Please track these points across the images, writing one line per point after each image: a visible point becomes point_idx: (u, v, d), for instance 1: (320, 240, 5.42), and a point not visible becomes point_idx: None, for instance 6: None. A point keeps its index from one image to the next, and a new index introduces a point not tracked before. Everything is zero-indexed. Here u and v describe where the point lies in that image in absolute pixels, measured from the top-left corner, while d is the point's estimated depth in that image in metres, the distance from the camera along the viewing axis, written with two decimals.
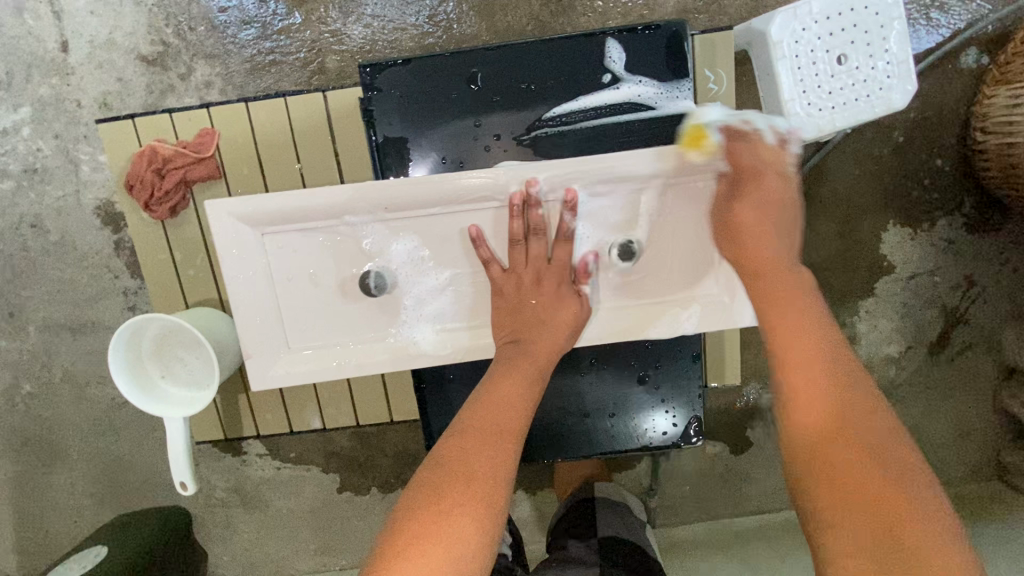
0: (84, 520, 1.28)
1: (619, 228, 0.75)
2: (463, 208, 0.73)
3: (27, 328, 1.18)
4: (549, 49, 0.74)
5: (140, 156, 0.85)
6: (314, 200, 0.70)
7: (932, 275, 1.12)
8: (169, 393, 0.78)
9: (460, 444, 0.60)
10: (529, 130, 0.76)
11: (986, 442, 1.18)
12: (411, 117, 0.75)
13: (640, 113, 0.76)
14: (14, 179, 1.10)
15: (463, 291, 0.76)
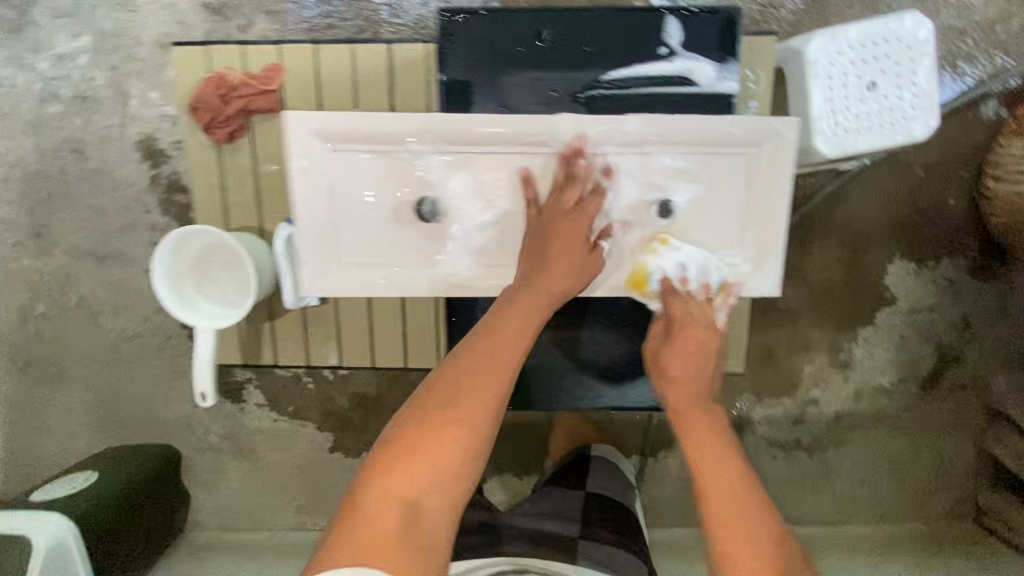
0: (76, 447, 1.30)
1: (658, 187, 0.80)
2: (520, 151, 0.78)
3: (52, 250, 1.21)
4: (614, 18, 0.80)
5: (210, 81, 0.91)
6: (386, 125, 0.76)
7: (930, 312, 1.15)
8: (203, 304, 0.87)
9: (454, 383, 0.73)
10: (586, 90, 0.81)
11: (966, 482, 1.21)
12: (478, 63, 0.80)
13: (690, 87, 0.81)
14: (64, 103, 1.13)
15: (509, 229, 0.81)
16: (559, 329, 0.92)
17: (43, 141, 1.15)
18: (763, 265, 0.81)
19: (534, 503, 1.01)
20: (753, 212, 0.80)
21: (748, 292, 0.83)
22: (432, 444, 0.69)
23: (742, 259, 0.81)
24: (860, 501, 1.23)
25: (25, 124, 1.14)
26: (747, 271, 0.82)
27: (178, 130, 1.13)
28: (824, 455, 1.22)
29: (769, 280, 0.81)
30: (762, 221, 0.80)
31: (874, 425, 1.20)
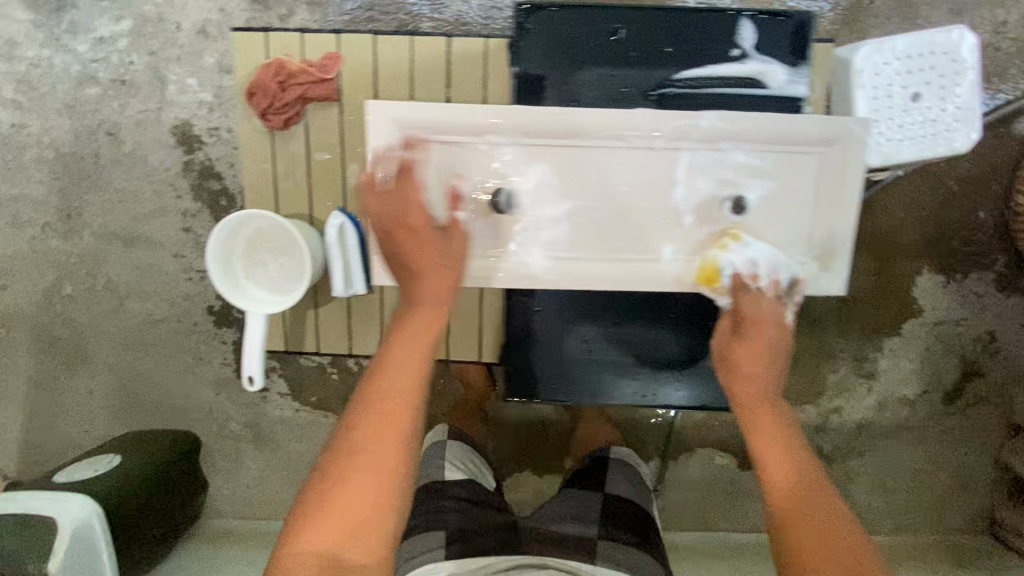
0: (95, 431, 1.30)
1: (731, 183, 0.80)
2: (599, 144, 0.79)
3: (81, 232, 1.21)
4: (689, 19, 0.82)
5: (268, 67, 0.95)
6: (465, 115, 0.77)
7: (956, 324, 1.16)
8: (251, 290, 0.89)
9: (351, 426, 0.71)
10: (658, 87, 0.82)
11: (984, 495, 1.22)
12: (554, 58, 0.81)
13: (761, 89, 0.83)
14: (101, 86, 1.14)
15: (580, 221, 0.81)
16: (619, 327, 0.91)
17: (78, 123, 1.15)
18: (833, 266, 0.81)
19: (552, 507, 0.98)
20: (824, 213, 0.81)
21: (815, 293, 0.83)
22: (338, 493, 0.67)
23: (811, 259, 0.82)
24: (877, 511, 1.24)
25: (62, 106, 1.15)
26: (816, 271, 0.82)
27: (214, 116, 1.14)
28: (845, 464, 1.22)
29: (838, 281, 0.82)
30: (834, 222, 0.80)
31: (895, 436, 1.21)
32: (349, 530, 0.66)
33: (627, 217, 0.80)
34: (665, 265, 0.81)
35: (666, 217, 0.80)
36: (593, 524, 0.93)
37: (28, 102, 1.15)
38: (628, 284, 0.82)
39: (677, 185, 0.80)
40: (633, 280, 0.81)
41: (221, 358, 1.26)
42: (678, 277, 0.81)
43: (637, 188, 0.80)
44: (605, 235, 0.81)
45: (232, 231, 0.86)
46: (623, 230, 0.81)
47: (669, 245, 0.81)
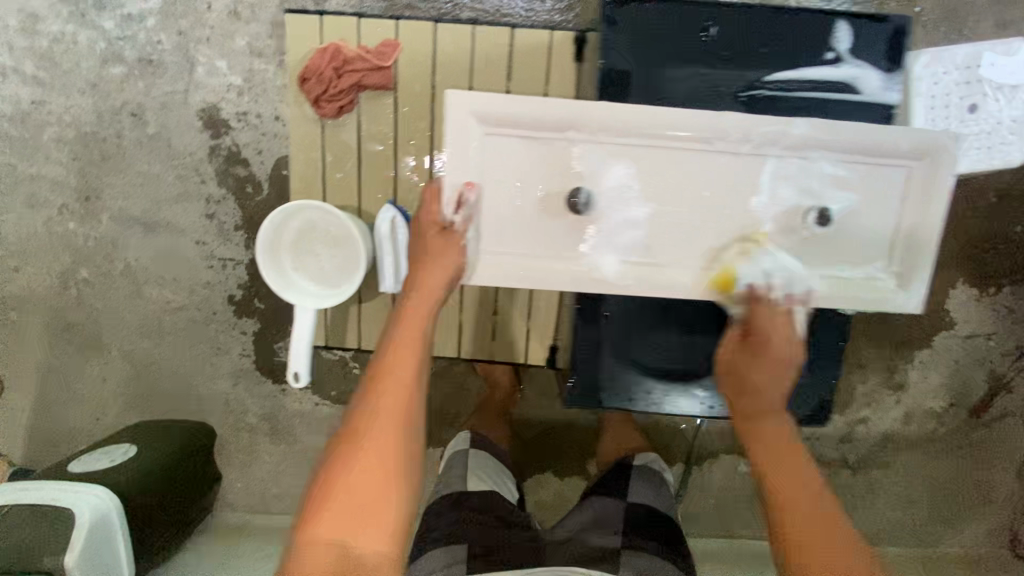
0: (106, 419, 1.26)
1: (816, 194, 0.78)
2: (689, 145, 0.76)
3: (100, 215, 1.17)
4: (786, 16, 0.78)
5: (324, 53, 0.98)
6: (551, 110, 0.74)
7: (987, 338, 1.15)
8: (304, 284, 0.92)
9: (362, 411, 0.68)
10: (748, 89, 0.79)
11: (1005, 510, 1.22)
12: (642, 53, 0.77)
13: (855, 95, 0.80)
14: (127, 65, 1.10)
15: (661, 226, 0.78)
16: (694, 335, 0.88)
17: (101, 102, 1.12)
18: (911, 283, 0.79)
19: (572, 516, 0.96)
20: (904, 229, 0.79)
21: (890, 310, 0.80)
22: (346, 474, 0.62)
23: (888, 275, 0.80)
24: (899, 523, 1.23)
25: (85, 84, 1.11)
26: (893, 288, 0.79)
27: (243, 101, 1.11)
28: (869, 474, 1.22)
29: (915, 300, 0.79)
30: (916, 238, 0.78)
31: (920, 448, 1.20)
32: (363, 516, 0.61)
33: (708, 225, 0.78)
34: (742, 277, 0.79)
35: (746, 225, 0.78)
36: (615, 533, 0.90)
37: (50, 79, 1.11)
38: (707, 295, 0.79)
39: (759, 193, 0.78)
40: (712, 291, 0.79)
41: (240, 349, 1.23)
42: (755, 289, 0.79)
43: (720, 193, 0.78)
44: (684, 243, 0.79)
45: (276, 230, 0.90)
46: (700, 234, 0.79)
47: (745, 257, 0.79)
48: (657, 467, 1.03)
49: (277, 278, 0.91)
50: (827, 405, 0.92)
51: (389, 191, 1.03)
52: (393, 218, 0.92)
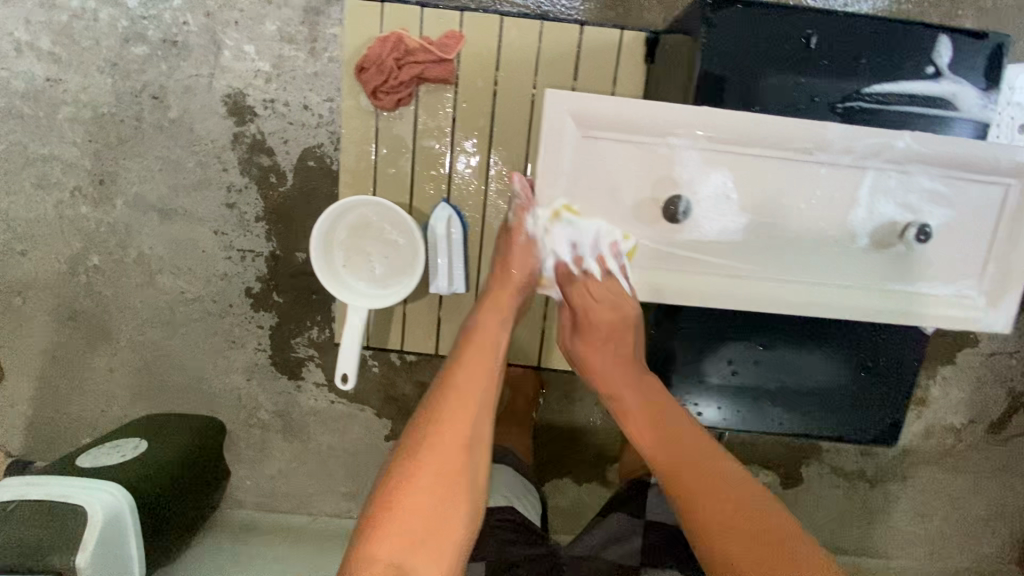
0: (112, 412, 1.22)
1: (913, 209, 0.76)
2: (787, 156, 0.74)
3: (114, 200, 1.13)
4: (888, 28, 0.76)
5: (385, 42, 0.95)
6: (654, 112, 0.70)
7: (1010, 356, 1.16)
8: (356, 285, 0.93)
9: (428, 416, 0.69)
10: (845, 100, 0.78)
11: (1016, 526, 1.23)
12: (739, 60, 0.75)
13: (953, 112, 0.79)
14: (150, 46, 1.06)
15: (756, 239, 0.77)
16: (768, 350, 0.85)
17: (121, 82, 1.07)
18: (998, 303, 0.79)
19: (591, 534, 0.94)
20: (997, 247, 0.78)
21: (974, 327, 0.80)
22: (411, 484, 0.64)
23: (976, 292, 0.79)
24: (913, 537, 1.24)
25: (104, 63, 1.06)
26: (979, 307, 0.79)
27: (270, 88, 1.07)
28: (886, 488, 1.22)
29: (1001, 317, 0.79)
30: (1008, 256, 0.78)
31: (938, 464, 1.21)
32: (431, 526, 0.63)
33: (807, 238, 0.77)
34: (834, 291, 0.78)
35: (841, 240, 0.77)
36: (632, 553, 0.89)
37: (67, 56, 1.06)
38: (799, 310, 0.78)
39: (858, 208, 0.76)
40: (804, 305, 0.78)
41: (256, 344, 1.19)
42: (847, 304, 0.78)
43: (818, 208, 0.76)
44: (779, 255, 0.77)
45: (328, 233, 0.90)
46: (793, 247, 0.77)
47: (835, 271, 0.78)
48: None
49: (329, 279, 0.90)
50: (902, 421, 0.88)
51: (441, 188, 1.01)
52: (449, 218, 0.95)
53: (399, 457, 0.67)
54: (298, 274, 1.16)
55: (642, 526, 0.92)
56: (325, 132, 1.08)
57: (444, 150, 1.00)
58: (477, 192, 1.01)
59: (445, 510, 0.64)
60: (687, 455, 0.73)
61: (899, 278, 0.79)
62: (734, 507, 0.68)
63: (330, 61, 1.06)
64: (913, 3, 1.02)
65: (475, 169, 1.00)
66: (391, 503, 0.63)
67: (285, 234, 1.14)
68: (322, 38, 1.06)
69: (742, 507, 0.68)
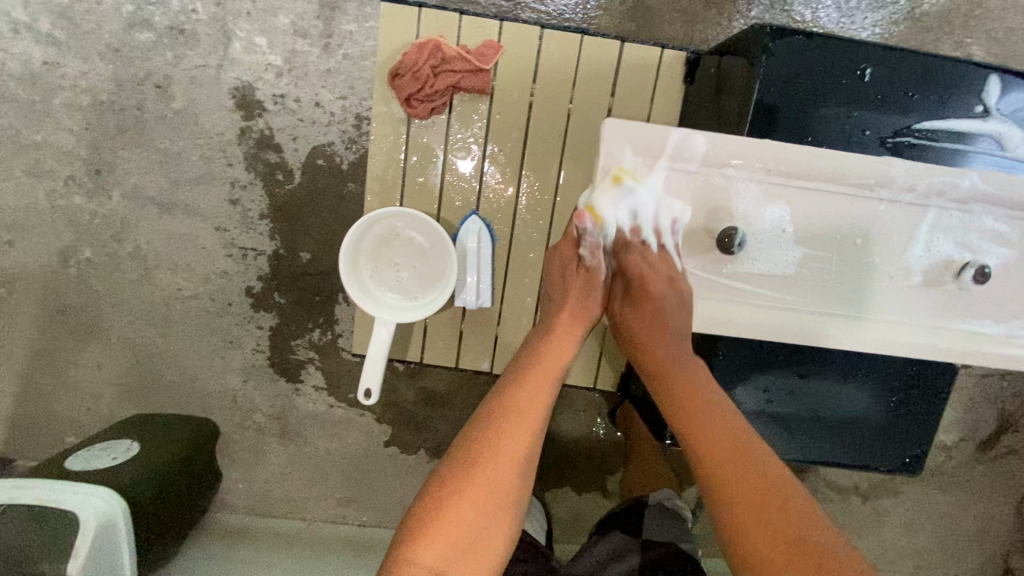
0: (99, 411, 1.17)
1: (970, 248, 0.79)
2: (842, 191, 0.77)
3: (110, 190, 1.08)
4: (940, 66, 0.77)
5: (421, 49, 0.93)
6: (714, 147, 0.74)
7: (1002, 378, 1.19)
8: (380, 295, 0.92)
9: (483, 436, 0.68)
10: (896, 135, 0.79)
11: (999, 543, 1.27)
12: (794, 90, 0.76)
13: (999, 150, 0.81)
14: (156, 33, 1.03)
15: (814, 274, 0.79)
16: (804, 379, 0.86)
17: (123, 69, 1.04)
18: None
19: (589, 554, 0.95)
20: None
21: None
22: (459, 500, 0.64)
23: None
24: (903, 552, 1.27)
25: (106, 48, 1.03)
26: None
27: (281, 83, 1.04)
28: (878, 503, 1.25)
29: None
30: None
31: (929, 480, 1.24)
32: (467, 548, 0.62)
33: (859, 275, 0.80)
34: (896, 328, 0.80)
35: (897, 275, 0.80)
36: (629, 568, 0.89)
37: (67, 40, 1.02)
38: (858, 343, 0.79)
39: (915, 245, 0.79)
40: (864, 342, 0.79)
41: (254, 344, 1.16)
42: (904, 341, 0.80)
43: (877, 241, 0.79)
44: (837, 289, 0.80)
45: (355, 244, 0.89)
46: (849, 283, 0.80)
47: (890, 310, 0.80)
48: (673, 506, 1.01)
49: (355, 288, 0.89)
50: (927, 452, 0.89)
51: (470, 200, 0.99)
52: (479, 231, 0.98)
53: (451, 470, 0.66)
54: (302, 274, 1.13)
55: (639, 544, 0.92)
56: (336, 131, 1.06)
57: (469, 160, 0.98)
58: (506, 205, 1.00)
59: (487, 529, 0.64)
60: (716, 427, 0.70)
61: (954, 318, 0.81)
62: (758, 482, 0.64)
63: (345, 58, 1.04)
64: (928, 31, 1.04)
65: (501, 179, 0.99)
66: (438, 519, 0.62)
67: (291, 234, 1.11)
68: (338, 34, 1.03)
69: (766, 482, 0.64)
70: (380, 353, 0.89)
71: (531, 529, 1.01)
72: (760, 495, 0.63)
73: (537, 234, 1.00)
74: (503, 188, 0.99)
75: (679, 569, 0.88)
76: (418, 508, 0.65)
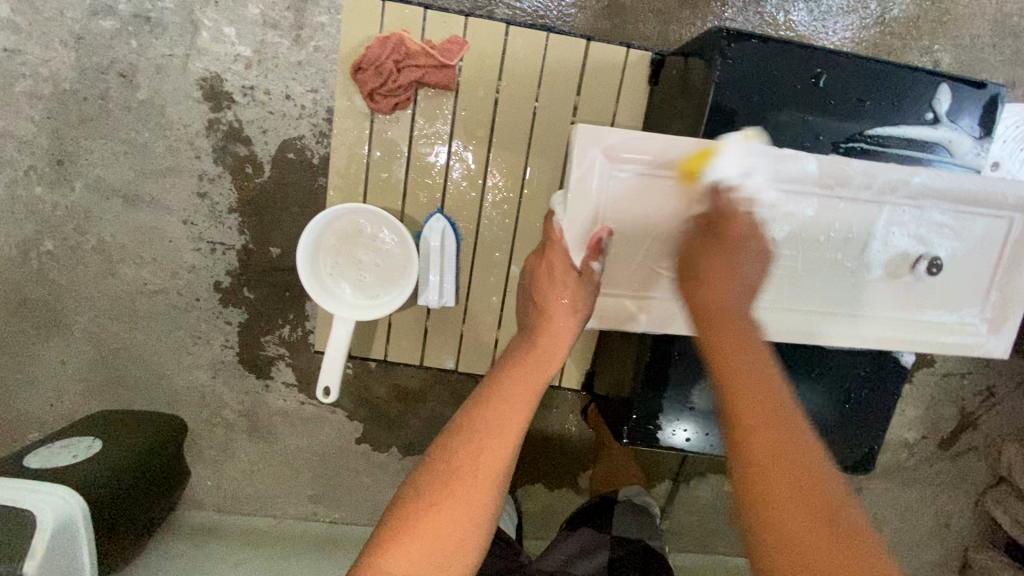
0: (62, 407, 1.14)
1: (924, 241, 0.81)
2: (805, 191, 0.77)
3: (72, 182, 1.05)
4: (893, 73, 0.79)
5: (384, 44, 0.92)
6: (684, 146, 0.73)
7: (963, 376, 1.22)
8: (341, 292, 0.91)
9: (461, 448, 0.67)
10: (849, 141, 0.80)
11: (959, 536, 1.31)
12: (750, 95, 0.77)
13: (951, 157, 0.83)
14: (120, 20, 1.00)
15: (779, 274, 0.80)
16: None
17: (86, 57, 1.01)
18: (999, 329, 0.84)
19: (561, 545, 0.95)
20: (998, 275, 0.83)
21: (979, 354, 0.85)
22: (429, 515, 0.63)
23: (980, 321, 0.84)
24: None
25: (68, 35, 1.00)
26: (984, 333, 0.84)
27: (250, 74, 1.02)
28: None
29: (1003, 343, 0.84)
30: (1009, 285, 0.83)
31: (893, 476, 1.27)
32: (437, 559, 0.61)
33: (823, 275, 0.81)
34: (861, 324, 0.82)
35: (858, 272, 0.81)
36: (599, 566, 0.90)
37: (28, 26, 0.99)
38: (819, 338, 0.81)
39: (874, 241, 0.80)
40: (824, 338, 0.82)
41: (222, 340, 1.14)
42: (868, 336, 0.82)
43: (836, 239, 0.80)
44: (802, 286, 0.81)
45: (314, 242, 0.88)
46: (814, 282, 0.81)
47: (859, 307, 0.82)
48: (643, 502, 1.03)
49: (314, 285, 0.88)
50: (877, 451, 0.91)
51: (436, 197, 0.99)
52: (443, 229, 0.96)
53: (426, 479, 0.65)
54: (271, 270, 1.11)
55: (608, 541, 0.93)
56: (307, 125, 1.04)
57: (437, 157, 0.98)
58: (473, 202, 0.99)
59: (462, 541, 0.63)
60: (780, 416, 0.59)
61: (911, 309, 0.83)
62: (806, 483, 0.55)
63: (316, 50, 1.02)
64: (896, 36, 1.05)
65: (469, 175, 0.98)
66: (410, 526, 0.62)
67: (260, 227, 1.09)
68: (309, 26, 1.02)
69: (824, 501, 0.54)
70: (339, 352, 0.88)
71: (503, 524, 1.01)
72: (808, 497, 0.54)
73: (508, 231, 1.00)
74: (474, 185, 0.99)
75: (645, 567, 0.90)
76: (390, 515, 0.64)
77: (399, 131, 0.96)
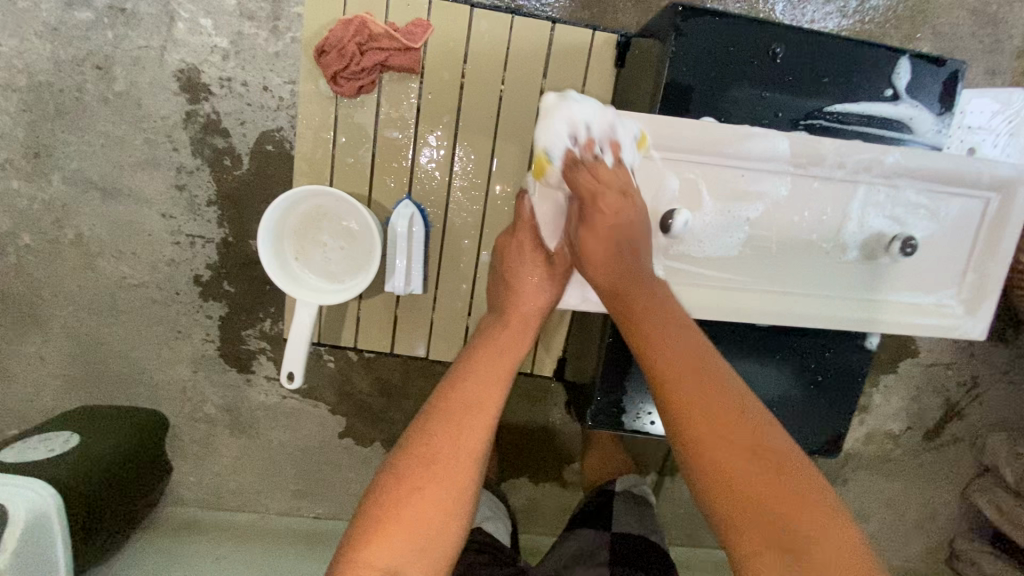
0: (42, 403, 1.13)
1: (900, 221, 0.81)
2: (779, 169, 0.77)
3: (50, 175, 1.05)
4: (850, 48, 0.79)
5: (347, 28, 0.92)
6: (655, 123, 0.73)
7: (947, 367, 1.22)
8: (306, 278, 0.92)
9: (438, 431, 0.66)
10: (807, 118, 0.81)
11: (947, 528, 1.30)
12: (704, 72, 0.77)
13: (908, 132, 0.84)
14: (96, 11, 0.99)
15: (753, 254, 0.80)
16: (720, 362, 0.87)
17: (62, 50, 1.00)
18: (979, 312, 0.84)
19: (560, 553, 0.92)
20: (975, 258, 0.83)
21: (958, 336, 0.85)
22: (412, 502, 0.62)
23: (956, 303, 0.84)
24: None
25: (43, 27, 0.99)
26: (962, 315, 0.84)
27: (227, 65, 1.02)
28: None
29: (981, 325, 0.84)
30: (987, 269, 0.83)
31: (878, 468, 1.26)
32: (422, 545, 0.61)
33: (797, 254, 0.80)
34: (831, 305, 0.82)
35: (834, 251, 0.81)
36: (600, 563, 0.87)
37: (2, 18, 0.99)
38: (793, 320, 0.81)
39: (849, 222, 0.80)
40: (798, 318, 0.81)
41: (203, 334, 1.13)
42: (842, 315, 0.82)
43: (810, 221, 0.79)
44: (776, 267, 0.81)
45: (278, 227, 0.89)
46: (788, 260, 0.81)
47: (831, 286, 0.82)
48: (640, 492, 1.05)
49: (278, 270, 0.88)
50: (844, 434, 0.91)
51: (403, 183, 0.99)
52: (411, 214, 0.94)
53: (406, 465, 0.64)
54: (249, 262, 1.11)
55: (609, 539, 0.92)
56: (284, 116, 1.04)
57: (407, 144, 0.97)
58: (440, 189, 0.99)
59: (442, 526, 0.62)
60: (778, 506, 0.52)
61: (886, 290, 0.83)
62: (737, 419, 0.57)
63: (294, 41, 1.02)
64: (874, 24, 1.05)
65: (439, 162, 0.98)
66: (394, 513, 0.61)
67: (237, 220, 1.08)
68: (285, 16, 1.01)
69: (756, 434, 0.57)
70: (302, 335, 0.89)
71: (494, 529, 0.98)
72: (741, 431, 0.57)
73: (479, 219, 1.00)
74: (444, 171, 0.99)
75: (648, 561, 0.88)
76: (370, 508, 0.62)
77: (372, 119, 0.96)
